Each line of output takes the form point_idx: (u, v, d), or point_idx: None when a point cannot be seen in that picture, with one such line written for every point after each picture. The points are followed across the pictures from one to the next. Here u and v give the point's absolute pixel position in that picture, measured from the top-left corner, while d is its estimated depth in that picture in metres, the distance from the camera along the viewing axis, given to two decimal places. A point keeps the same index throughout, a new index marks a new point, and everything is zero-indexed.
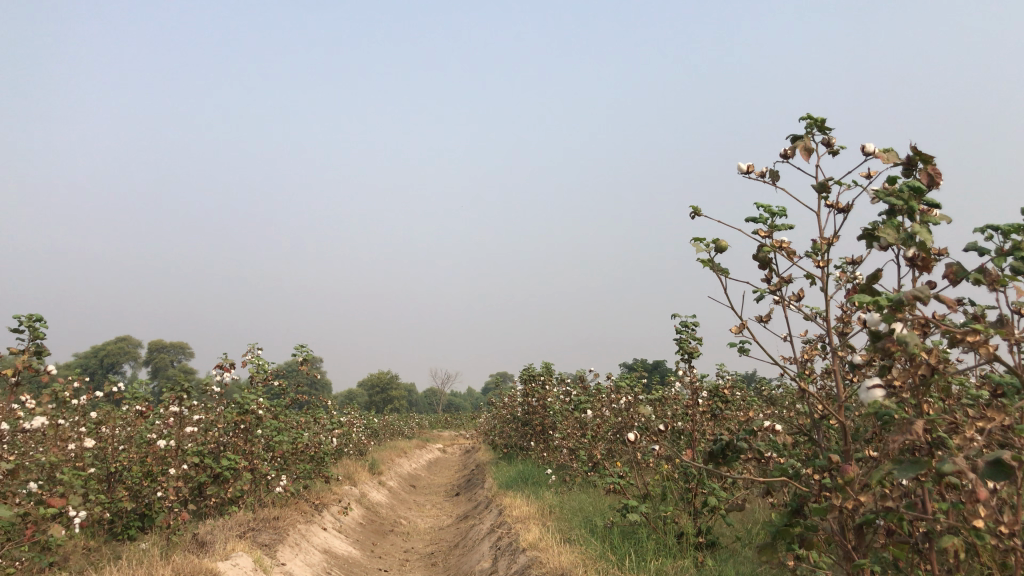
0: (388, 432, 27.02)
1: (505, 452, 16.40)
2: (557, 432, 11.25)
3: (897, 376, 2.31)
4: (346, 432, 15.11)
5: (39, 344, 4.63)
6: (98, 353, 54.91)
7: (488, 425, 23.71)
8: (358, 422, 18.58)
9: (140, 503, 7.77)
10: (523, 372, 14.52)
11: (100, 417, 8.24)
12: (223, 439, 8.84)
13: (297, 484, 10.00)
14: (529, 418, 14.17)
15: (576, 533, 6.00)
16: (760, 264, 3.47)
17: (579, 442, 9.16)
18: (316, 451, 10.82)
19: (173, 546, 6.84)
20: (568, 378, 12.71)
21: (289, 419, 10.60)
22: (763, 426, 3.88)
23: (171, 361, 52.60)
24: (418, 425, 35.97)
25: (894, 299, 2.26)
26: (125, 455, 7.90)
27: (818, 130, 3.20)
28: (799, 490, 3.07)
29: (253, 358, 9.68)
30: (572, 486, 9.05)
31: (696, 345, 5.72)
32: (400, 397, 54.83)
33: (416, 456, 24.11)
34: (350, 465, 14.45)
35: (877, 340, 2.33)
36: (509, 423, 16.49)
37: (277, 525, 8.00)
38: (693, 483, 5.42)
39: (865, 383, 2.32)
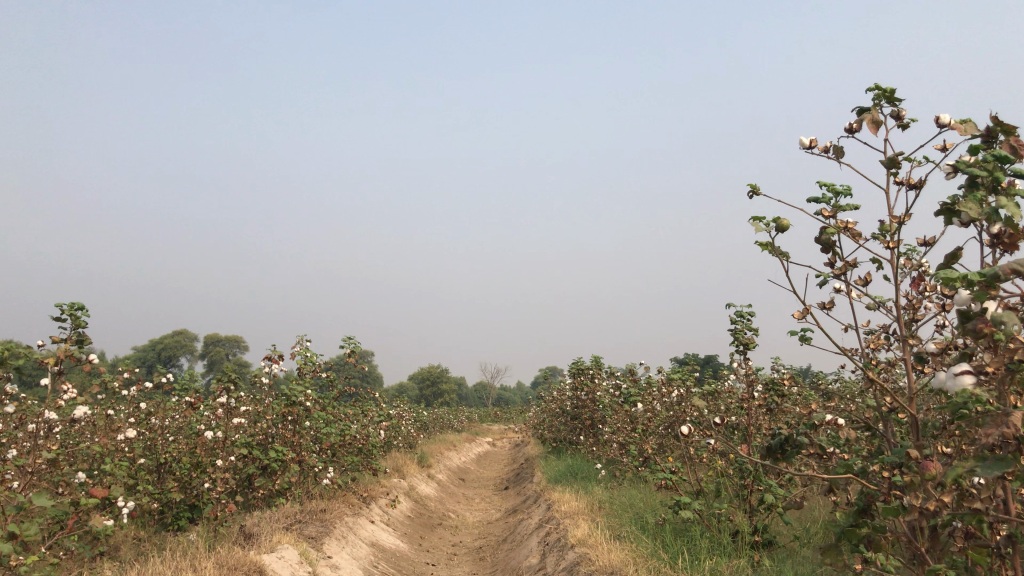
0: (438, 425, 27.07)
1: (555, 446, 16.25)
2: (607, 425, 11.06)
3: (989, 363, 2.10)
4: (395, 425, 15.10)
5: (82, 333, 4.59)
6: (156, 347, 56.06)
7: (537, 419, 23.58)
8: (407, 414, 18.58)
9: (190, 494, 7.80)
10: (573, 365, 14.35)
11: (150, 408, 8.30)
12: (271, 431, 8.83)
13: (345, 477, 9.97)
14: (579, 412, 13.99)
15: (626, 530, 5.82)
16: (824, 247, 3.25)
17: (630, 436, 8.97)
18: (364, 444, 10.78)
19: (220, 538, 6.82)
20: (618, 371, 12.50)
21: (337, 411, 10.58)
22: (825, 420, 3.66)
23: (226, 354, 53.43)
24: (468, 418, 35.98)
25: (986, 279, 2.06)
26: (173, 446, 7.94)
27: (887, 101, 2.97)
28: (866, 489, 2.86)
29: (302, 350, 9.66)
30: (622, 481, 8.86)
31: (752, 336, 5.49)
32: (450, 391, 55.00)
33: (465, 449, 24.09)
34: (398, 458, 14.42)
35: (966, 323, 2.12)
36: (559, 417, 16.31)
37: (324, 517, 7.95)
38: (750, 480, 5.21)
39: (952, 370, 2.11)
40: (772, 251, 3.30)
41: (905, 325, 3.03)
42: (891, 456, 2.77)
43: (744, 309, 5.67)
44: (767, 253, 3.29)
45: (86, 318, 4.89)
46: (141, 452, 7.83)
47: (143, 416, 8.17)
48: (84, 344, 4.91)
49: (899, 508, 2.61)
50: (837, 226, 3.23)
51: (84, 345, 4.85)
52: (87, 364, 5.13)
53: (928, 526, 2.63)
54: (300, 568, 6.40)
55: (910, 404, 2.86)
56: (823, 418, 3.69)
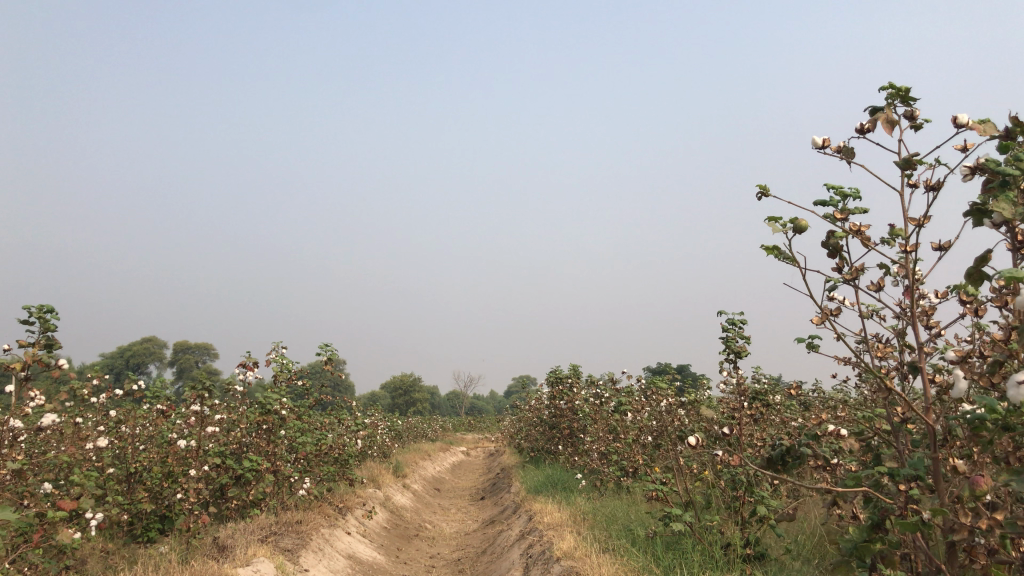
0: (412, 435, 26.83)
1: (532, 456, 16.08)
2: (587, 435, 10.92)
3: None
4: (370, 434, 14.87)
5: (50, 336, 4.38)
6: (124, 354, 55.23)
7: (512, 429, 23.41)
8: (381, 424, 18.32)
9: (161, 505, 7.55)
10: (551, 375, 14.22)
11: (120, 416, 8.05)
12: (246, 440, 8.59)
13: (321, 487, 9.76)
14: (556, 422, 13.87)
15: (615, 543, 5.68)
16: (833, 251, 3.14)
17: (612, 446, 8.84)
18: (339, 454, 10.57)
19: (193, 550, 6.59)
20: (597, 379, 12.37)
21: (313, 419, 10.37)
22: (828, 431, 3.56)
23: (196, 362, 52.69)
24: (442, 428, 35.68)
25: None
26: (144, 455, 7.69)
27: (900, 101, 2.86)
28: (880, 503, 2.76)
29: (277, 357, 9.44)
30: (604, 492, 8.73)
31: (744, 344, 5.37)
32: (423, 400, 54.66)
33: (439, 459, 23.85)
34: (374, 468, 14.18)
35: None
36: (536, 427, 16.17)
37: (300, 529, 7.73)
38: (742, 492, 5.10)
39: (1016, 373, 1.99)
40: (779, 255, 3.19)
41: (921, 333, 2.94)
42: (911, 467, 2.68)
43: (736, 317, 5.56)
44: (774, 257, 3.17)
45: (55, 321, 4.68)
46: (111, 462, 7.59)
47: (113, 424, 7.94)
48: (52, 348, 4.69)
49: (918, 522, 2.50)
50: (846, 230, 3.11)
51: (52, 350, 4.63)
52: (55, 369, 4.91)
53: (948, 542, 2.54)
54: None
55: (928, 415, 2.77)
56: (828, 429, 3.60)
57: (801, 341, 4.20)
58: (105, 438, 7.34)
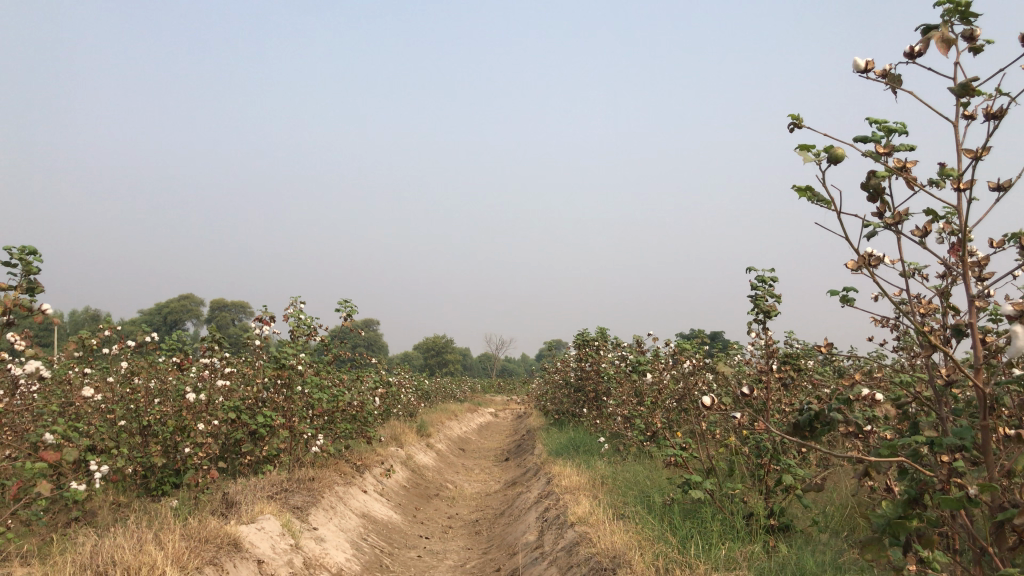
0: (440, 395, 26.83)
1: (558, 418, 15.89)
2: (611, 398, 10.66)
3: None
4: (394, 393, 14.75)
5: (36, 280, 4.21)
6: (162, 310, 55.94)
7: (540, 391, 23.25)
8: (407, 382, 18.21)
9: (174, 458, 7.45)
10: (577, 336, 13.98)
11: (134, 369, 7.95)
12: (262, 394, 8.44)
13: (338, 444, 9.63)
14: (582, 384, 13.66)
15: (630, 509, 5.43)
16: (873, 195, 2.80)
17: (635, 409, 8.55)
18: (359, 412, 10.40)
19: (201, 505, 6.48)
20: (623, 342, 12.06)
21: (332, 376, 10.22)
22: (862, 394, 3.26)
23: (231, 319, 53.11)
24: (471, 389, 35.64)
25: None
26: (157, 408, 7.58)
27: (957, 20, 2.51)
28: (919, 476, 2.46)
29: (294, 312, 9.25)
30: (626, 456, 8.49)
31: (774, 303, 5.03)
32: (455, 361, 54.74)
33: (466, 419, 23.76)
34: (397, 426, 14.09)
35: None
36: (562, 389, 15.96)
37: (312, 487, 7.57)
38: (767, 460, 4.81)
39: None
40: (812, 197, 2.86)
41: (972, 287, 2.61)
42: (954, 439, 2.37)
43: (767, 276, 5.20)
44: (807, 200, 2.85)
45: (38, 266, 4.46)
46: (123, 414, 7.51)
47: (125, 377, 7.90)
48: (35, 293, 4.53)
49: (961, 497, 2.20)
50: (890, 169, 2.77)
51: (33, 293, 4.41)
52: (38, 315, 4.70)
53: (996, 520, 2.24)
54: (281, 540, 6.02)
55: (977, 378, 2.44)
56: (861, 393, 3.28)
57: (835, 294, 3.88)
58: (94, 389, 7.20)
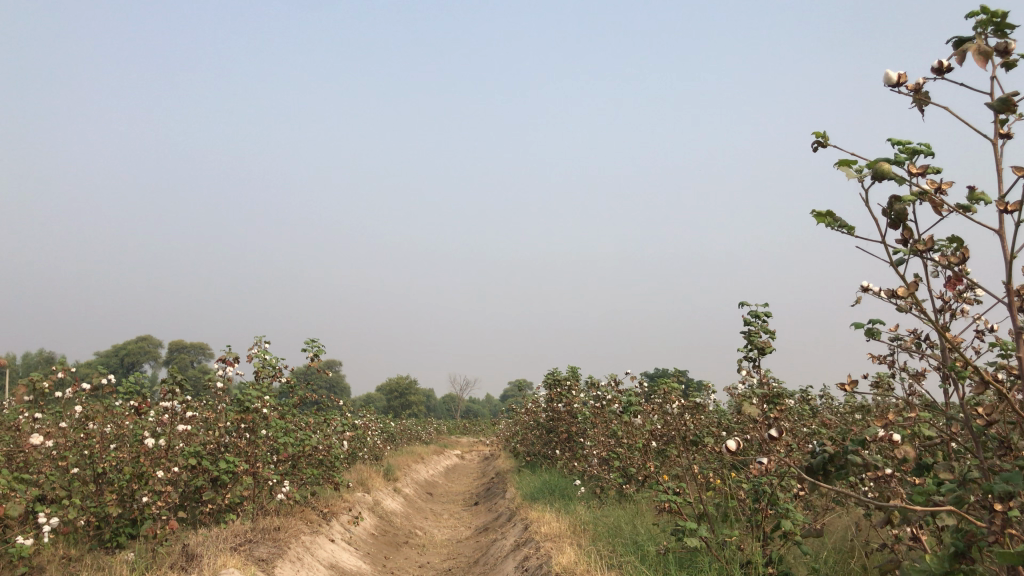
0: (406, 437, 26.34)
1: (528, 460, 15.55)
2: (586, 439, 10.40)
3: None
4: (360, 436, 14.33)
5: None
6: (119, 352, 54.63)
7: (508, 432, 22.89)
8: (373, 425, 17.73)
9: (130, 508, 7.05)
10: (548, 376, 13.73)
11: (89, 413, 7.54)
12: (224, 439, 8.08)
13: (303, 491, 9.23)
14: (553, 425, 13.39)
15: (620, 560, 5.17)
16: (896, 220, 2.65)
17: (613, 451, 8.30)
18: (325, 456, 10.00)
19: (160, 558, 6.13)
20: (597, 382, 11.83)
21: (298, 419, 9.85)
22: (879, 435, 3.06)
23: (190, 362, 52.03)
24: (436, 431, 35.08)
25: None
26: (113, 455, 7.20)
27: (992, 33, 2.35)
28: (967, 525, 2.23)
29: (259, 352, 8.90)
30: (605, 500, 8.22)
31: (767, 339, 4.82)
32: (419, 403, 54.04)
33: (433, 462, 23.30)
34: (364, 470, 13.64)
35: None
36: (532, 430, 15.65)
37: (277, 537, 7.21)
38: (764, 504, 4.59)
39: None
40: (832, 223, 2.68)
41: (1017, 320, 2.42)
42: (1008, 484, 2.16)
43: (760, 311, 5.00)
44: (825, 226, 2.67)
45: None
46: (76, 461, 7.11)
47: (78, 422, 7.43)
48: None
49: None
50: (915, 194, 2.60)
51: None
52: None
53: None
54: None
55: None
56: (879, 434, 3.07)
57: (860, 324, 3.91)
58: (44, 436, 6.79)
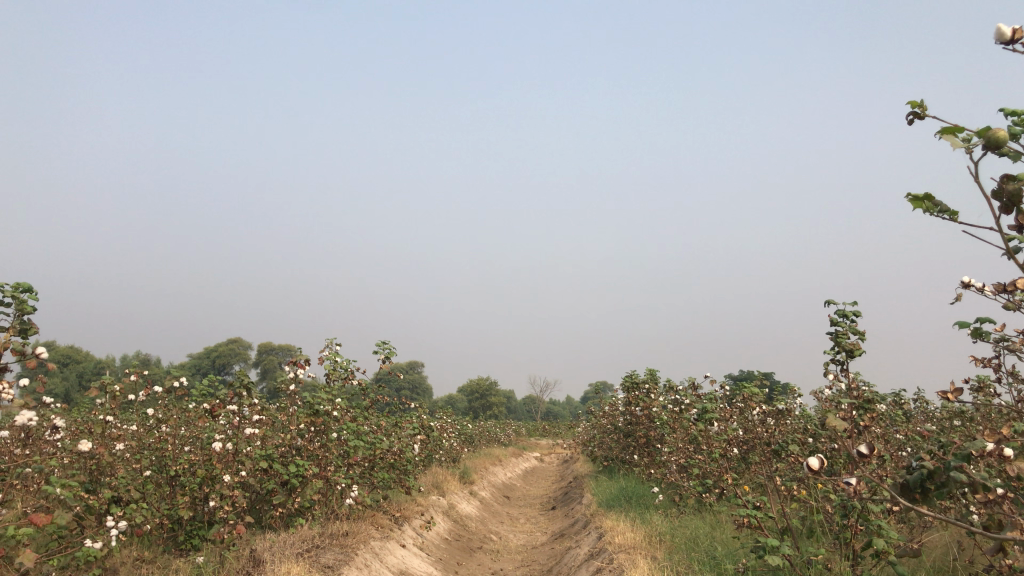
0: (485, 439, 26.27)
1: (606, 465, 15.23)
2: (664, 445, 10.04)
3: None
4: (436, 439, 14.24)
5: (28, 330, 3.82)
6: (211, 354, 56.29)
7: (587, 435, 22.54)
8: (450, 427, 17.66)
9: (202, 510, 7.06)
10: (626, 380, 13.37)
11: (163, 416, 7.59)
12: (295, 442, 8.04)
13: (375, 495, 9.15)
14: (632, 429, 13.05)
15: None
16: (1009, 204, 2.31)
17: (692, 458, 7.95)
18: (397, 460, 9.89)
19: (228, 562, 6.09)
20: (676, 385, 11.42)
21: (370, 423, 9.77)
22: (988, 449, 2.69)
23: (276, 363, 53.17)
24: (516, 434, 34.93)
25: None
26: (185, 458, 7.21)
27: None
28: None
29: (330, 355, 8.84)
30: (683, 509, 7.88)
31: (857, 341, 4.42)
32: (499, 404, 54.10)
33: (512, 465, 23.14)
34: (439, 474, 13.54)
35: None
36: (611, 434, 15.30)
37: (345, 542, 7.11)
38: (854, 519, 4.22)
39: None
40: (931, 208, 2.35)
41: None
42: None
43: (848, 310, 4.62)
44: (924, 211, 2.34)
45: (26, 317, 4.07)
46: (149, 464, 7.17)
47: (152, 424, 7.54)
48: (28, 334, 4.59)
49: None
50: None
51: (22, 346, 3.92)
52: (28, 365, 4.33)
53: None
54: None
55: None
56: (988, 448, 2.70)
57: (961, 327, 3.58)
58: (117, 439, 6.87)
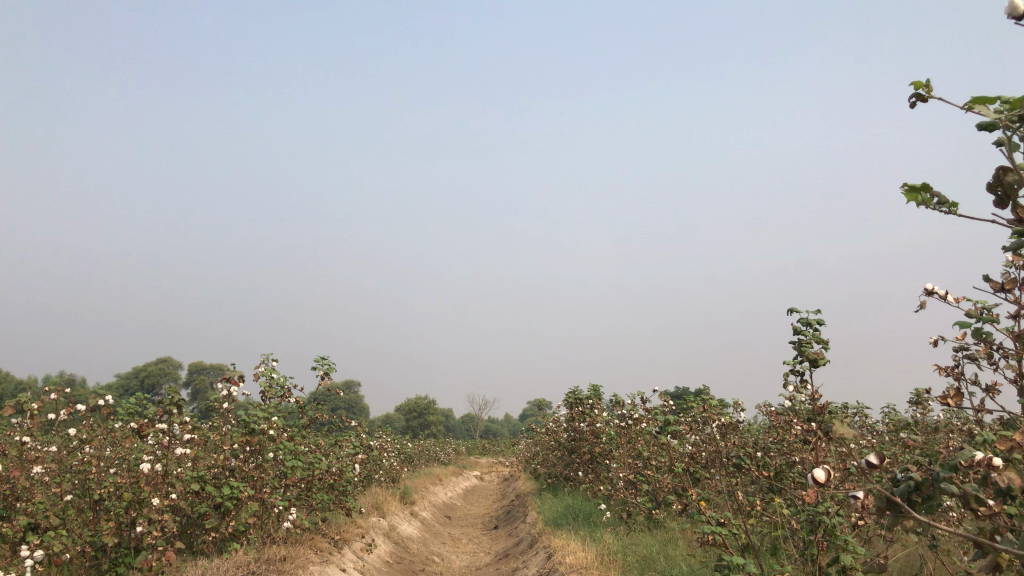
0: (424, 458, 25.85)
1: (549, 482, 15.01)
2: (610, 461, 9.89)
3: None
4: (375, 459, 13.85)
5: None
6: (139, 374, 54.52)
7: (528, 453, 22.33)
8: (389, 445, 17.25)
9: (129, 536, 6.64)
10: (569, 396, 13.20)
11: (85, 436, 7.13)
12: (230, 462, 7.65)
13: (313, 517, 8.79)
14: (575, 446, 12.90)
15: None
16: (1006, 197, 2.23)
17: (641, 473, 7.81)
18: (336, 479, 9.53)
19: None
20: (621, 401, 11.28)
21: (308, 441, 9.40)
22: (973, 459, 2.57)
23: (207, 383, 51.76)
24: (455, 452, 34.52)
25: None
26: (111, 480, 6.79)
27: None
28: None
29: (266, 371, 8.47)
30: (633, 526, 7.72)
31: (820, 350, 4.31)
32: (438, 423, 53.57)
33: (452, 484, 22.76)
34: (379, 494, 13.16)
35: None
36: (553, 451, 15.10)
37: (283, 567, 6.76)
38: (820, 535, 4.10)
39: None
40: (927, 200, 2.29)
41: None
42: None
43: (810, 320, 4.51)
44: (918, 203, 2.28)
45: None
46: (71, 488, 6.72)
47: (74, 445, 7.09)
48: None
49: None
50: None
51: None
52: None
53: None
54: None
55: None
56: (974, 458, 2.58)
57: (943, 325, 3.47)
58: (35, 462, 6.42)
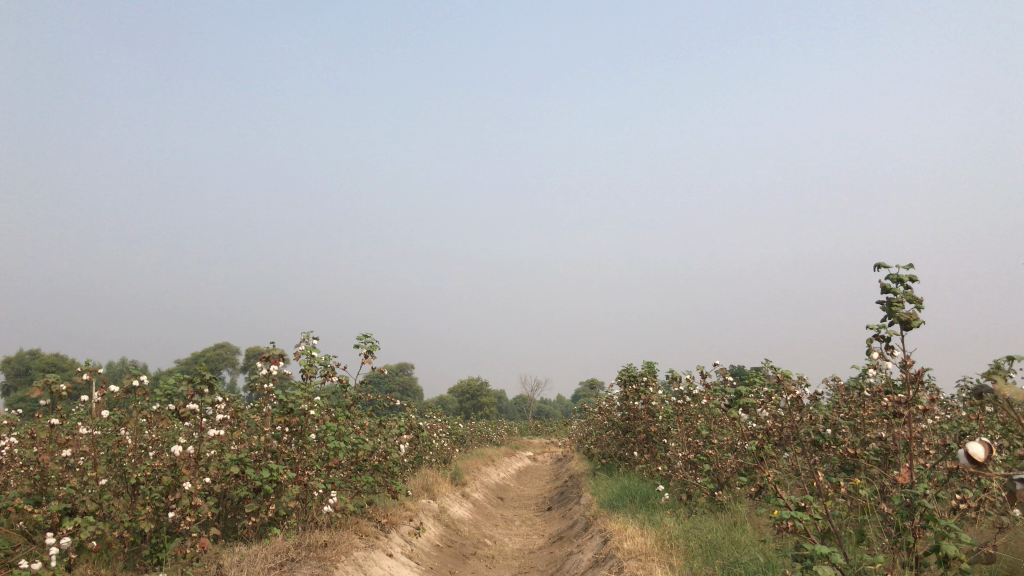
0: (476, 438, 25.60)
1: (603, 462, 14.58)
2: (668, 441, 9.34)
3: None
4: (424, 439, 13.56)
5: None
6: (197, 358, 55.35)
7: (581, 433, 21.91)
8: (440, 426, 16.96)
9: (166, 522, 6.36)
10: (622, 373, 12.69)
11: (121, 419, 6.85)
12: (271, 444, 7.34)
13: (359, 500, 8.50)
14: (630, 425, 12.42)
15: None
16: None
17: (703, 452, 7.31)
18: (382, 461, 9.19)
19: None
20: (678, 377, 10.75)
21: (353, 421, 9.05)
22: None
23: None
24: (508, 432, 34.28)
25: None
26: (147, 464, 6.52)
27: None
28: None
29: (306, 349, 8.15)
30: (695, 508, 7.25)
31: (914, 311, 3.78)
32: (490, 404, 53.43)
33: (505, 465, 22.44)
34: (429, 475, 12.86)
35: None
36: (608, 430, 14.66)
37: (324, 555, 6.44)
38: (917, 522, 3.59)
39: None
40: None
41: None
42: None
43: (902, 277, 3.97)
44: None
45: None
46: (107, 472, 6.47)
47: (110, 428, 6.82)
48: None
49: None
50: None
51: None
52: None
53: None
54: None
55: None
56: None
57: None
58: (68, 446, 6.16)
